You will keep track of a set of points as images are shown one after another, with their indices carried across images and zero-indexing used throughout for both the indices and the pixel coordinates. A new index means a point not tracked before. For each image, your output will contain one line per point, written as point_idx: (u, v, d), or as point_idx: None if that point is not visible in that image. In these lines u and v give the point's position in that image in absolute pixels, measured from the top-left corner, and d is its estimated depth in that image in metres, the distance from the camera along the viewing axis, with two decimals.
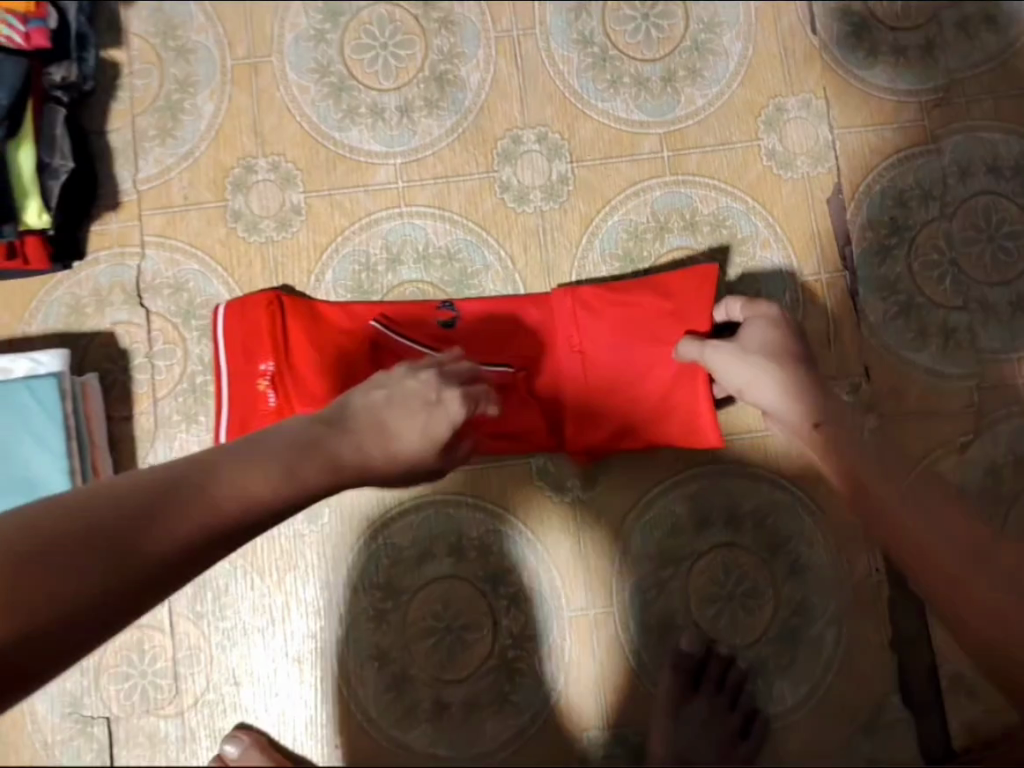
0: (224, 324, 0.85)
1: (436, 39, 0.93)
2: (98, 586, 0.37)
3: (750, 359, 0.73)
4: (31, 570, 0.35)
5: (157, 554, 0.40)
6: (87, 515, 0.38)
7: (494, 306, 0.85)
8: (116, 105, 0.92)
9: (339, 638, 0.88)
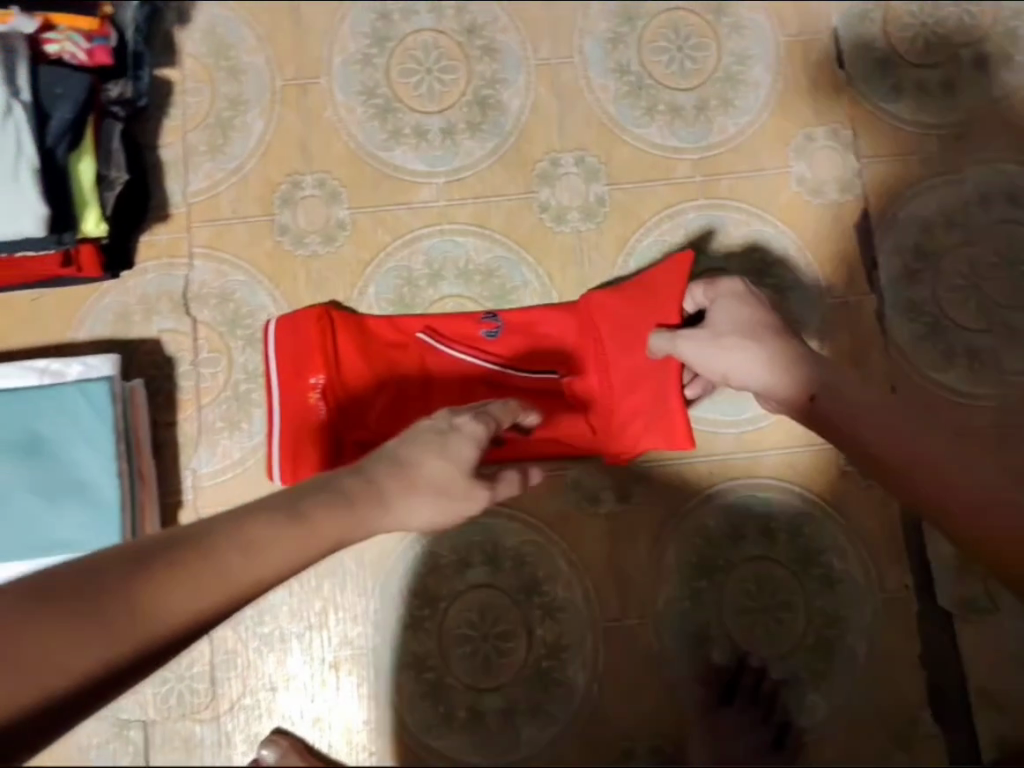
0: (275, 337, 0.88)
1: (478, 65, 0.97)
2: (132, 642, 0.43)
3: (726, 342, 0.73)
4: (76, 627, 0.42)
5: (183, 612, 0.45)
6: (123, 576, 0.44)
7: (531, 315, 0.88)
8: (168, 121, 0.95)
9: (376, 645, 0.89)
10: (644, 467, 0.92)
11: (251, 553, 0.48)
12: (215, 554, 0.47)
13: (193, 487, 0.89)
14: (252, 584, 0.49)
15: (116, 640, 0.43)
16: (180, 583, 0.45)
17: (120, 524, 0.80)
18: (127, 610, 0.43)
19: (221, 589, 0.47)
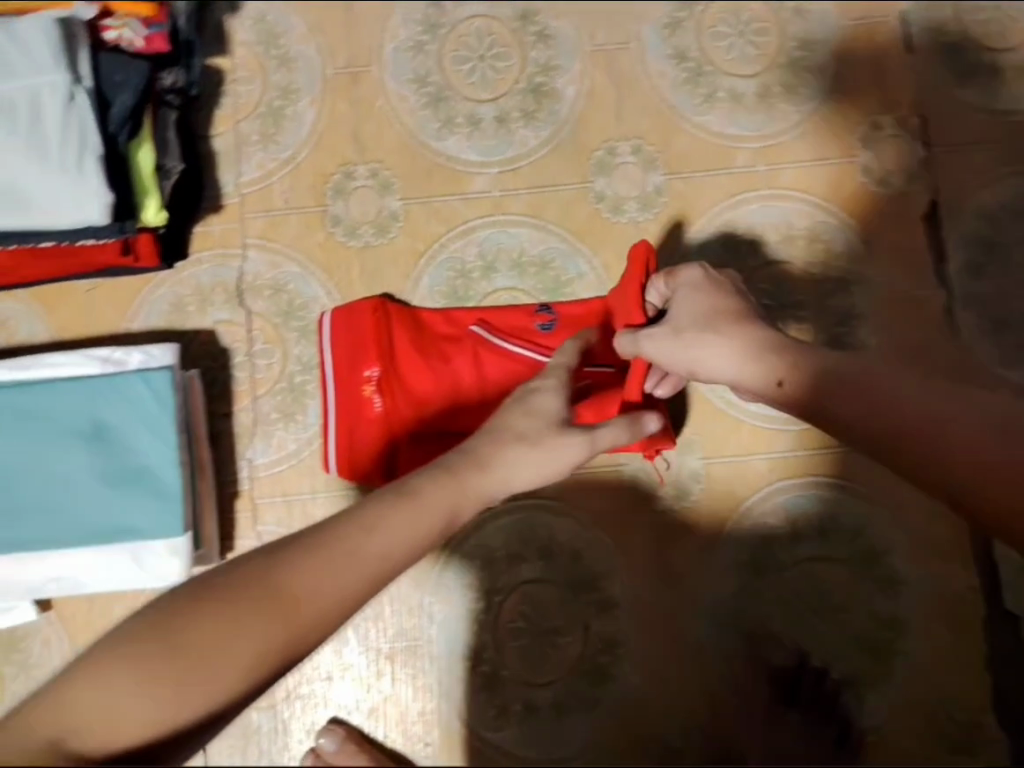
0: (330, 331, 0.89)
1: (533, 51, 0.94)
2: (285, 626, 0.47)
3: (691, 334, 0.69)
4: (235, 620, 0.46)
5: (325, 593, 0.49)
6: (264, 571, 0.49)
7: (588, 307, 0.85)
8: (220, 111, 0.94)
9: (432, 635, 0.90)
10: (701, 464, 0.92)
11: (366, 542, 0.52)
12: (335, 548, 0.51)
13: (249, 477, 0.90)
14: (370, 573, 0.52)
15: (267, 631, 0.47)
16: (307, 575, 0.49)
17: (182, 510, 0.81)
18: (267, 606, 0.47)
19: (343, 579, 0.50)
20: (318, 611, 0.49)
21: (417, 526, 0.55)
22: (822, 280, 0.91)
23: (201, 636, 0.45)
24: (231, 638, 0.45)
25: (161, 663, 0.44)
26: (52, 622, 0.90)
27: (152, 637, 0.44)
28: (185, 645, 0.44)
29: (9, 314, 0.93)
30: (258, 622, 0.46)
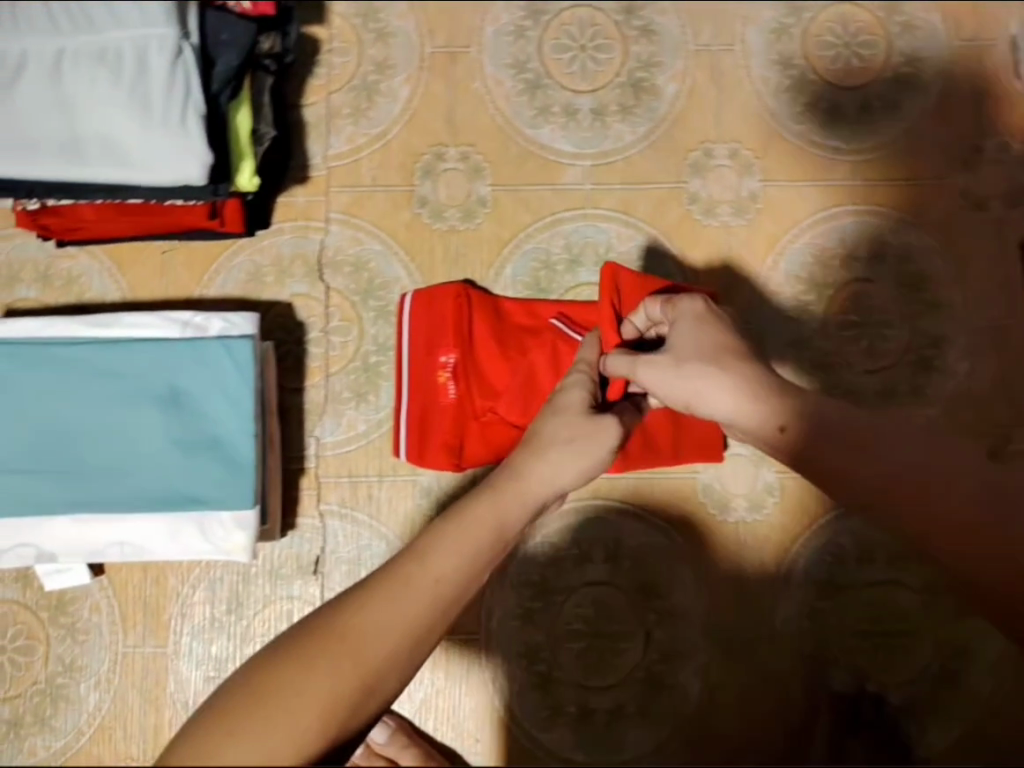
0: (411, 314, 0.87)
1: (635, 46, 0.92)
2: (352, 665, 0.46)
3: (686, 370, 0.60)
4: (304, 664, 0.45)
5: (388, 625, 0.48)
6: (329, 619, 0.48)
7: None
8: (313, 81, 0.92)
9: (489, 631, 0.88)
10: (775, 478, 0.91)
11: (427, 569, 0.51)
12: (393, 584, 0.51)
13: (316, 455, 0.89)
14: (430, 599, 0.51)
15: (337, 673, 0.45)
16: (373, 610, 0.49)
17: (254, 483, 0.78)
18: (335, 648, 0.46)
19: (413, 609, 0.50)
20: (394, 644, 0.48)
21: (475, 544, 0.54)
22: (912, 303, 0.91)
23: (283, 689, 0.44)
24: (311, 683, 0.44)
25: (253, 725, 0.41)
26: (103, 589, 0.87)
27: (230, 694, 0.44)
28: (270, 700, 0.43)
29: (82, 270, 0.91)
30: (333, 664, 0.46)
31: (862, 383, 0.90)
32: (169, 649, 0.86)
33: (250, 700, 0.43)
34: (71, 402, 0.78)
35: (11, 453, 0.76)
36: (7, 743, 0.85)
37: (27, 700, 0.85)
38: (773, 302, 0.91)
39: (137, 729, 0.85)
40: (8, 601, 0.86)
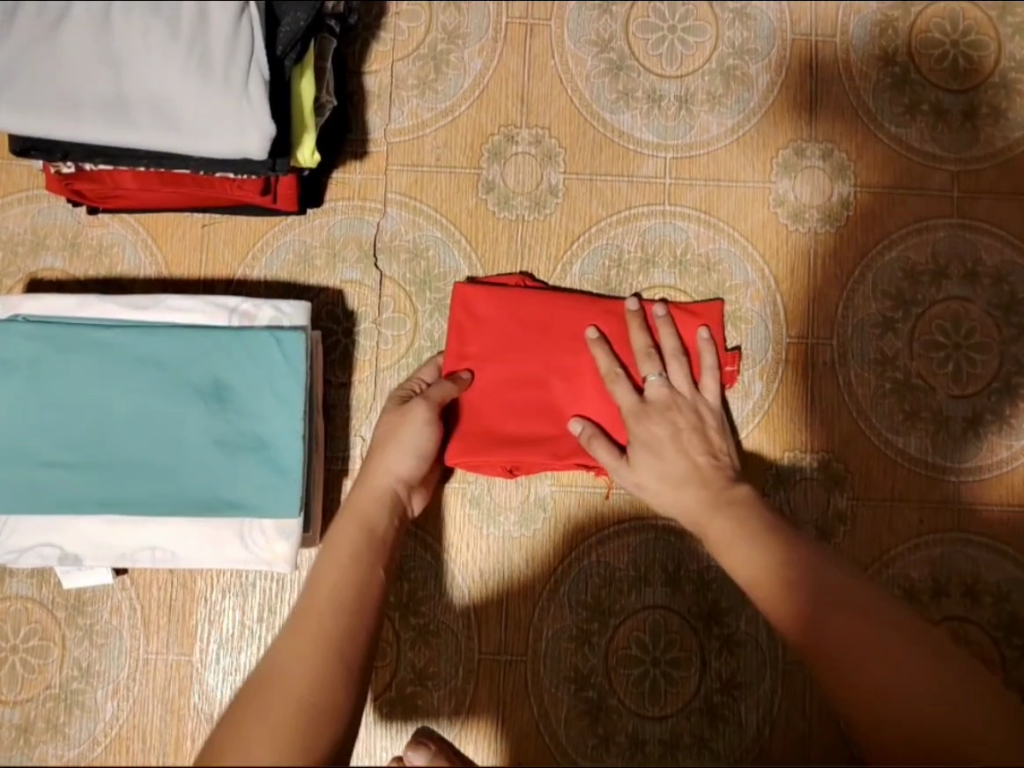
0: (466, 300, 0.78)
1: (728, 30, 0.86)
2: (298, 696, 0.54)
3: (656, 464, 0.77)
4: (258, 712, 0.53)
5: (312, 652, 0.58)
6: (265, 672, 0.56)
7: (597, 320, 0.79)
8: (378, 46, 0.84)
9: (537, 652, 0.83)
10: (847, 505, 0.84)
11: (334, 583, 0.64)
12: (303, 623, 0.60)
13: (361, 456, 0.82)
14: (336, 618, 0.61)
15: (283, 709, 0.53)
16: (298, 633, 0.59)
17: (300, 490, 0.71)
18: (275, 692, 0.54)
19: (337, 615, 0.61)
20: (325, 657, 0.58)
21: (364, 546, 0.67)
22: (1002, 326, 0.85)
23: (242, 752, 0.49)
24: (262, 717, 0.52)
25: None
26: (125, 588, 0.80)
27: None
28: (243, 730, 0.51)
29: (114, 239, 0.83)
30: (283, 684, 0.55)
31: (946, 408, 0.85)
32: (194, 657, 0.80)
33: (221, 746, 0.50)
34: (102, 392, 0.70)
35: (37, 445, 0.69)
36: (17, 749, 0.79)
37: (40, 703, 0.79)
38: (857, 316, 0.85)
39: (157, 741, 0.79)
40: (22, 597, 0.80)
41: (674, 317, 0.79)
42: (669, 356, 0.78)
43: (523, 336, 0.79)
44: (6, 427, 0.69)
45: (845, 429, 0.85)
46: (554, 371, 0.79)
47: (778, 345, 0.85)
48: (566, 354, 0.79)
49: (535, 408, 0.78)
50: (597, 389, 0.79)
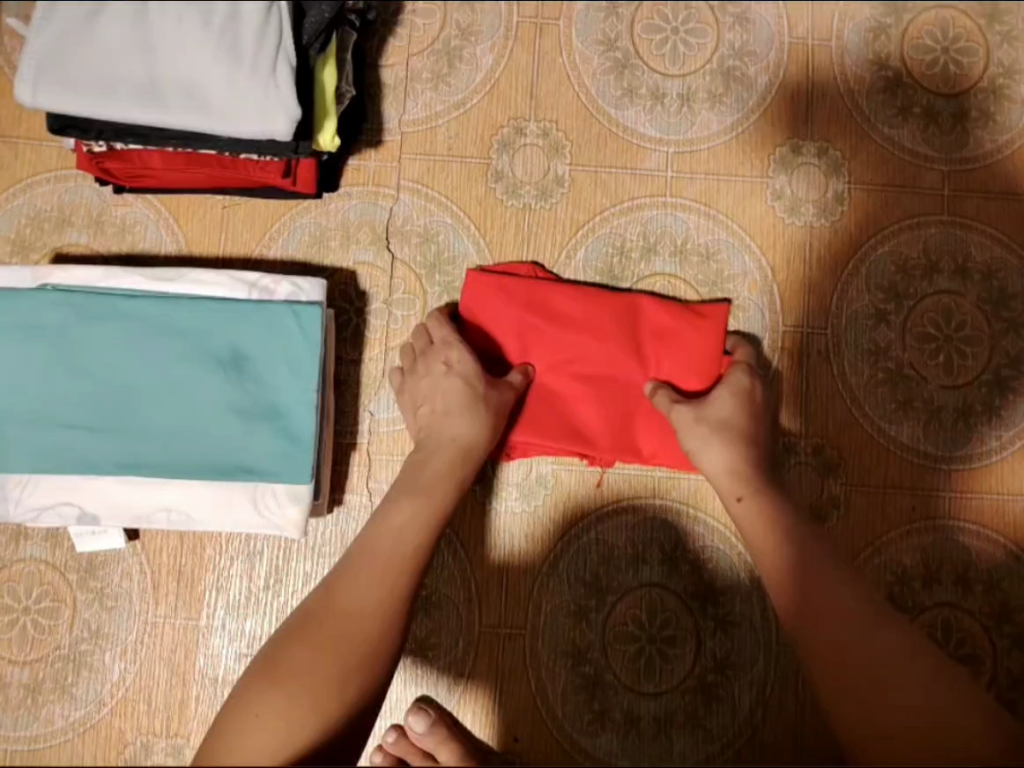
0: (482, 290, 0.83)
1: (729, 33, 0.90)
2: (343, 630, 0.67)
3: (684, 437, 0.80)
4: (318, 626, 0.67)
5: (365, 591, 0.69)
6: (336, 584, 0.70)
7: (606, 314, 0.83)
8: (394, 42, 0.89)
9: (536, 626, 0.84)
10: (841, 490, 0.86)
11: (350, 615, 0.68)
12: (366, 560, 0.71)
13: (369, 431, 0.85)
14: (391, 558, 0.71)
15: (334, 636, 0.66)
16: (302, 660, 0.65)
17: (314, 457, 0.73)
18: (331, 617, 0.68)
19: (351, 630, 0.67)
20: (379, 594, 0.69)
21: (393, 558, 0.71)
22: (992, 320, 0.88)
23: (301, 650, 0.66)
24: (318, 634, 0.66)
25: (277, 679, 0.64)
26: (137, 553, 0.82)
27: (271, 658, 0.66)
28: (285, 676, 0.64)
29: (137, 218, 0.87)
30: (287, 695, 0.63)
31: (938, 398, 0.87)
32: (201, 622, 0.82)
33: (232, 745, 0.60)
34: (126, 357, 0.73)
35: (60, 407, 0.72)
36: (24, 709, 0.81)
37: (49, 664, 0.81)
38: (851, 307, 0.88)
39: (162, 703, 0.81)
40: (36, 559, 0.82)
41: (681, 312, 0.83)
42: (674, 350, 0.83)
43: (541, 322, 0.83)
44: (35, 387, 0.72)
45: (840, 416, 0.87)
46: (563, 361, 0.83)
47: (774, 333, 0.88)
48: (575, 346, 0.83)
49: (542, 395, 0.84)
50: (603, 378, 0.83)
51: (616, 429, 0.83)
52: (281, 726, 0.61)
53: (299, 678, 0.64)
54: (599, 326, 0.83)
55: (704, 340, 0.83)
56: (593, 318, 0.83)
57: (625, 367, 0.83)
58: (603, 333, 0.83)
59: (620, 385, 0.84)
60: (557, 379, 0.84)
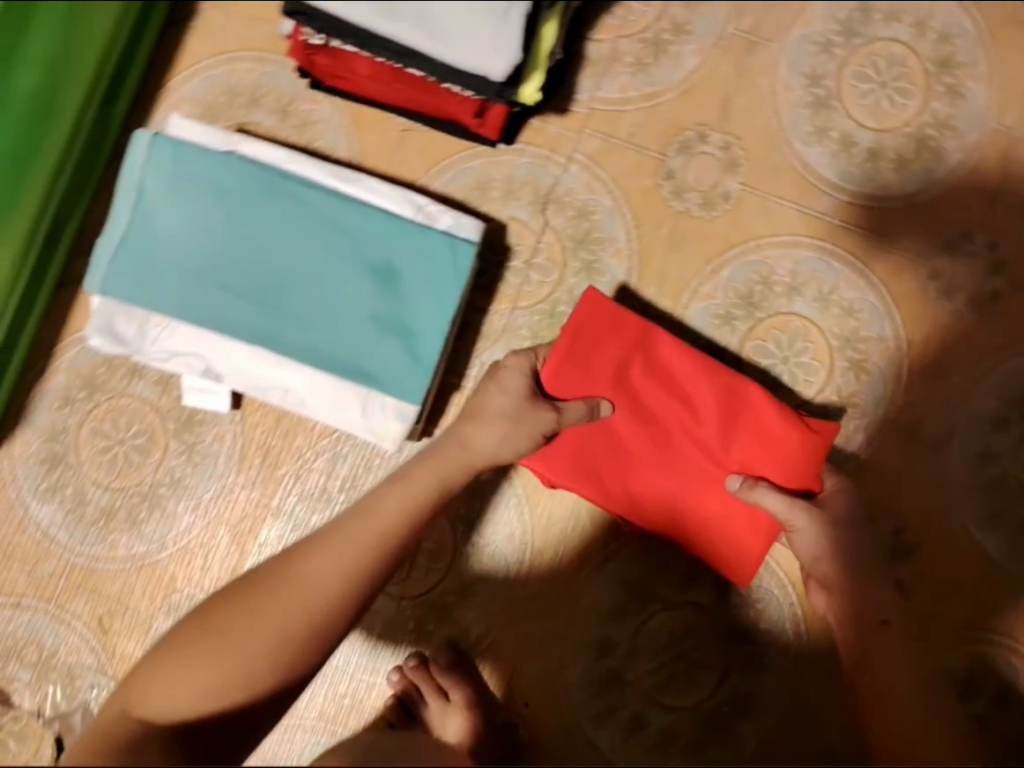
0: (592, 318, 0.79)
1: (935, 102, 0.89)
2: (291, 602, 0.64)
3: (761, 503, 0.78)
4: (273, 589, 0.65)
5: (327, 569, 0.65)
6: (305, 552, 0.67)
7: (711, 387, 0.80)
8: (609, 19, 0.90)
9: (573, 608, 0.86)
10: (906, 576, 0.86)
11: (304, 587, 0.64)
12: (339, 538, 0.68)
13: (475, 378, 0.87)
14: (366, 543, 0.67)
15: (280, 605, 0.63)
16: (243, 619, 0.63)
17: (430, 382, 0.76)
18: (285, 584, 0.65)
19: (299, 605, 0.64)
20: (337, 578, 0.65)
21: (372, 542, 0.67)
22: None
23: (247, 609, 0.63)
24: (269, 598, 0.64)
25: (219, 629, 0.63)
26: (233, 421, 0.87)
27: (222, 604, 0.64)
28: (226, 628, 0.62)
29: (321, 116, 0.90)
30: (220, 650, 0.61)
31: None
32: (271, 503, 0.86)
33: (162, 680, 0.60)
34: (288, 240, 0.77)
35: (220, 268, 0.77)
36: (94, 528, 0.86)
37: (127, 496, 0.86)
38: (972, 404, 0.87)
39: (216, 564, 0.85)
40: (143, 398, 0.87)
41: (791, 412, 0.79)
42: (776, 448, 0.79)
43: (638, 371, 0.80)
44: (203, 243, 0.77)
45: (928, 505, 0.86)
46: (651, 419, 0.81)
47: (889, 405, 0.87)
48: (668, 408, 0.81)
49: (616, 442, 0.81)
50: (685, 450, 0.81)
51: (683, 503, 0.81)
52: (207, 680, 0.60)
53: (236, 636, 0.62)
54: (699, 398, 0.80)
55: (799, 455, 0.79)
56: (695, 387, 0.80)
57: (707, 450, 0.80)
58: (700, 408, 0.80)
59: (691, 465, 0.81)
60: (634, 433, 0.81)
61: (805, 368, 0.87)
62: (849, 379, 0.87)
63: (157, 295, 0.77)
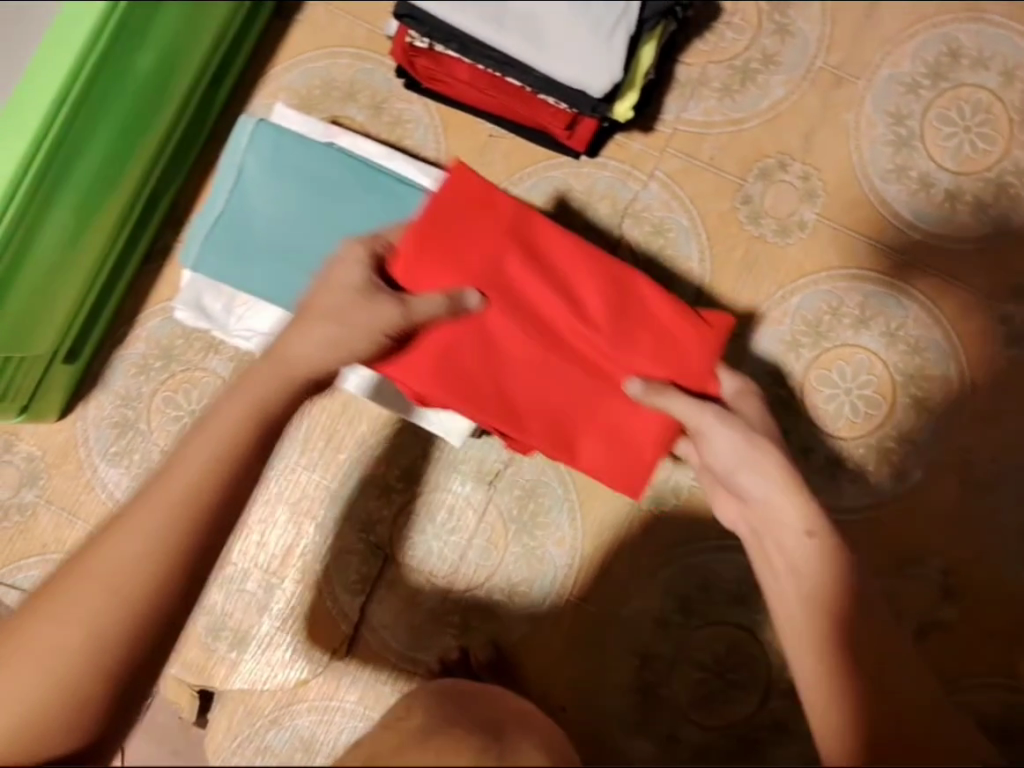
0: (450, 198, 0.70)
1: (1018, 149, 0.89)
2: (102, 592, 0.53)
3: (666, 408, 0.68)
4: (78, 584, 0.53)
5: (132, 545, 0.54)
6: (109, 526, 0.55)
7: (593, 276, 0.71)
8: (700, 45, 0.92)
9: (617, 616, 0.87)
10: (951, 616, 0.86)
11: (105, 568, 0.53)
12: (142, 502, 0.55)
13: None
14: (177, 503, 0.55)
15: (94, 595, 0.53)
16: (56, 625, 0.52)
17: None
18: (96, 568, 0.53)
19: (109, 588, 0.53)
20: (142, 546, 0.53)
21: (188, 502, 0.55)
22: None
23: (55, 609, 0.53)
24: (73, 589, 0.53)
25: (29, 643, 0.53)
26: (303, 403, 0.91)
27: (33, 610, 0.54)
28: (38, 638, 0.52)
29: (413, 115, 0.93)
30: (36, 667, 0.52)
31: None
32: (332, 485, 0.89)
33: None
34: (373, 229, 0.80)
35: (308, 255, 0.79)
36: None
37: None
38: None
39: None
40: (216, 374, 0.90)
41: (684, 311, 0.70)
42: (679, 353, 0.70)
43: (512, 259, 0.70)
44: (293, 228, 0.80)
45: (979, 547, 0.86)
46: (529, 315, 0.70)
47: (946, 444, 0.87)
48: (551, 305, 0.70)
49: (491, 346, 0.70)
50: (574, 352, 0.70)
51: (591, 424, 0.72)
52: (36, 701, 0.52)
53: (52, 644, 0.52)
54: (584, 290, 0.71)
55: (701, 352, 0.70)
56: (579, 277, 0.71)
57: (597, 350, 0.70)
58: (584, 299, 0.71)
59: (583, 369, 0.71)
60: (515, 338, 0.70)
61: (867, 400, 0.88)
62: (909, 415, 0.88)
63: (246, 276, 0.79)
